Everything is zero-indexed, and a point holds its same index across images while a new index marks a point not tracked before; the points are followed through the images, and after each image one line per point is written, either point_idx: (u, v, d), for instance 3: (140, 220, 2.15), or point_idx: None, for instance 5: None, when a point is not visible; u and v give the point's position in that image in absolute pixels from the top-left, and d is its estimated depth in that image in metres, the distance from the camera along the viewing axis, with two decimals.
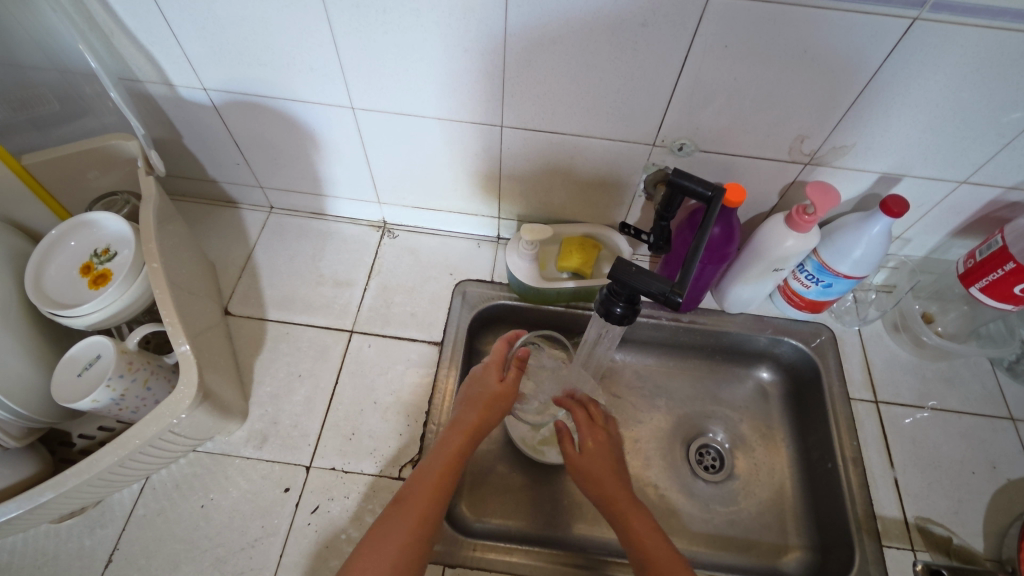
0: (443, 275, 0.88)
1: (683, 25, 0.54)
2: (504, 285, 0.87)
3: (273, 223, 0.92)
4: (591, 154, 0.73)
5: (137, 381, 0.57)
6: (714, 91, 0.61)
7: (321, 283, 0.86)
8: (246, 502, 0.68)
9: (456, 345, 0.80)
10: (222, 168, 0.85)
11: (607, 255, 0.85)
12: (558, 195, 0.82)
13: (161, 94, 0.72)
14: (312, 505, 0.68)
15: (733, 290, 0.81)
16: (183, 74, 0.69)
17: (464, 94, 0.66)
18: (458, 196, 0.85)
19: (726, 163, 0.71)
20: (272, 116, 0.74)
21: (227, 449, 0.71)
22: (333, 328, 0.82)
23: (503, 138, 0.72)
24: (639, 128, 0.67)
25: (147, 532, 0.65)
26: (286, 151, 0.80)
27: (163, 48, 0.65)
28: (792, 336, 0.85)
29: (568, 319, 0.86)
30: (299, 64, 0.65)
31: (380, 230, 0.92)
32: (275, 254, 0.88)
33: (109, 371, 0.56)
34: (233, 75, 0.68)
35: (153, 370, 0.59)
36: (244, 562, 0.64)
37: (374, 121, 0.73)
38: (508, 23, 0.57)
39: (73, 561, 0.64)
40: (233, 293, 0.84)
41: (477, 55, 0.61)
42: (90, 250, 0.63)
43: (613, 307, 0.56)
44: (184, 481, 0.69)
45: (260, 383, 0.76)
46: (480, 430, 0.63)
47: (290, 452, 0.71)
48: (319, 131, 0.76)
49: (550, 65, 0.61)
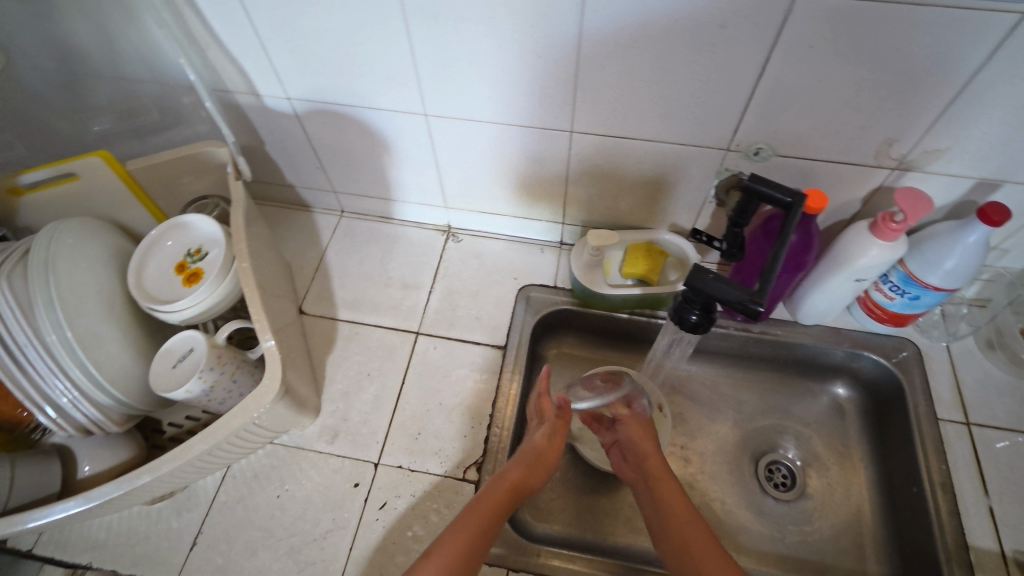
0: (507, 279, 0.88)
1: (766, 26, 0.53)
2: (567, 291, 0.86)
3: (344, 226, 0.95)
4: (661, 159, 0.72)
5: (224, 375, 0.61)
6: (796, 94, 0.59)
7: (389, 285, 0.88)
8: (318, 495, 0.70)
9: (519, 349, 0.80)
10: (299, 173, 0.90)
11: (673, 262, 0.83)
12: (625, 201, 0.81)
13: (248, 104, 0.76)
14: (380, 501, 0.70)
15: (808, 301, 0.78)
16: (269, 84, 0.72)
17: (535, 100, 0.67)
18: (523, 201, 0.85)
19: (806, 168, 0.68)
20: (348, 123, 0.77)
21: (301, 443, 0.74)
22: (401, 329, 0.84)
23: (571, 143, 0.73)
24: (714, 133, 0.66)
25: (228, 518, 0.69)
26: (360, 157, 0.83)
27: (252, 60, 0.69)
28: (873, 350, 0.81)
29: (631, 326, 0.85)
30: (377, 73, 0.67)
31: (445, 234, 0.94)
32: (346, 256, 0.92)
33: (201, 364, 0.59)
34: (314, 84, 0.71)
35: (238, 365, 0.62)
36: (317, 552, 0.66)
37: (445, 127, 0.74)
38: (583, 29, 0.57)
39: (162, 542, 0.68)
40: (307, 293, 0.88)
41: (550, 61, 0.61)
42: (183, 250, 0.67)
43: (688, 315, 0.55)
44: (261, 471, 0.72)
45: (332, 380, 0.79)
46: (524, 483, 0.59)
47: (359, 449, 0.74)
48: (392, 137, 0.78)
49: (623, 69, 0.60)
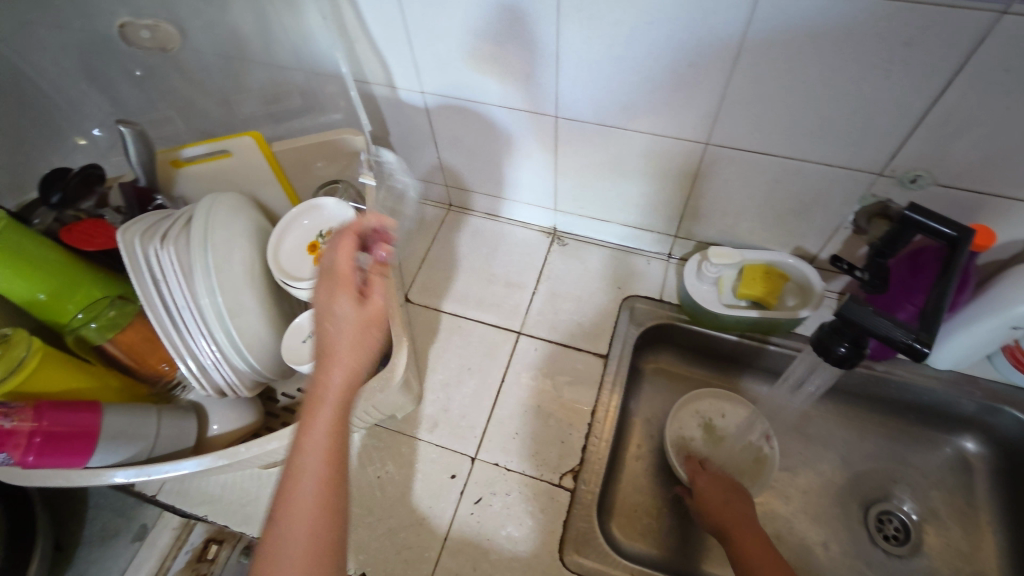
0: (612, 288, 0.87)
1: (957, 46, 0.49)
2: (674, 306, 0.84)
3: (451, 220, 0.97)
4: (800, 179, 0.68)
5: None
6: (976, 120, 0.54)
7: (493, 282, 0.89)
8: (416, 481, 0.72)
9: (621, 361, 0.79)
10: (417, 165, 0.92)
11: (793, 287, 0.79)
12: (748, 220, 0.78)
13: (383, 95, 0.79)
14: (475, 496, 0.70)
15: (945, 346, 0.71)
16: (407, 78, 0.75)
17: (675, 108, 0.65)
18: (638, 211, 0.84)
19: (968, 200, 0.62)
20: (476, 119, 0.78)
21: (402, 428, 0.76)
22: (502, 327, 0.84)
23: (704, 155, 0.70)
24: (868, 155, 0.62)
25: None
26: (479, 154, 0.85)
27: (396, 53, 0.71)
28: (1015, 406, 0.73)
29: (739, 349, 0.81)
30: (516, 71, 0.68)
31: (550, 237, 0.94)
32: (452, 249, 0.93)
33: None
34: (451, 79, 0.72)
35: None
36: (412, 537, 0.68)
37: (573, 129, 0.74)
38: (745, 38, 0.55)
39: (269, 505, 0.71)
40: (413, 282, 0.90)
41: (702, 68, 0.59)
42: (318, 231, 0.70)
43: (836, 347, 0.52)
44: (363, 450, 0.74)
45: (433, 370, 0.81)
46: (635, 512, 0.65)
47: (457, 441, 0.74)
48: (516, 136, 0.79)
49: (779, 82, 0.58)
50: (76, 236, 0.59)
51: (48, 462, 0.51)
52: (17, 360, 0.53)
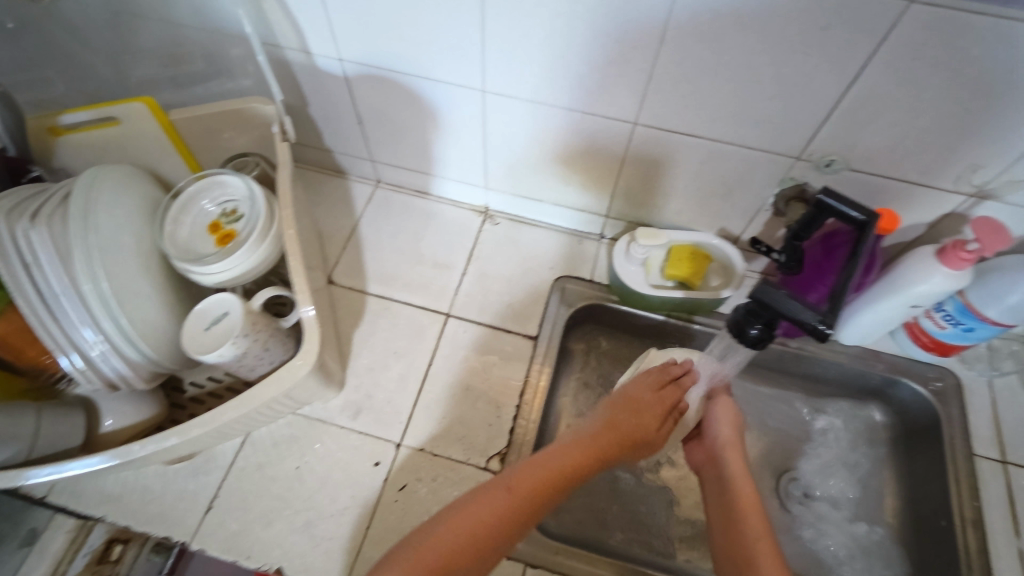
0: (543, 268, 0.86)
1: (869, 33, 0.50)
2: (604, 286, 0.84)
3: (379, 197, 0.92)
4: (724, 161, 0.69)
5: (258, 342, 0.59)
6: (884, 107, 0.56)
7: (421, 263, 0.86)
8: (338, 470, 0.69)
9: (550, 341, 0.79)
10: (339, 139, 0.87)
11: (717, 268, 0.81)
12: (675, 200, 0.78)
13: (298, 62, 0.73)
14: (400, 483, 0.69)
15: (855, 322, 0.75)
16: (322, 43, 0.69)
17: (604, 87, 0.64)
18: (569, 189, 0.83)
19: (876, 184, 0.65)
20: (400, 91, 0.74)
21: (323, 416, 0.73)
22: (430, 309, 0.82)
23: (632, 135, 0.70)
24: (787, 139, 0.63)
25: (245, 485, 0.68)
26: (406, 128, 0.80)
27: (309, 16, 0.65)
28: (912, 378, 0.78)
29: (666, 329, 0.83)
30: (440, 42, 0.64)
31: (482, 216, 0.91)
32: (379, 228, 0.89)
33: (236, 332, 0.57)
34: (370, 48, 0.67)
35: (270, 334, 0.60)
36: (333, 528, 0.66)
37: (501, 105, 0.71)
38: (670, 18, 0.54)
39: (177, 502, 0.67)
40: (337, 262, 0.85)
41: (630, 47, 0.58)
42: (219, 210, 0.65)
43: (749, 328, 0.53)
44: (281, 440, 0.71)
45: (357, 354, 0.78)
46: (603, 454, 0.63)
47: (381, 428, 0.72)
48: (444, 111, 0.75)
49: (704, 63, 0.57)
50: None
51: None
52: None
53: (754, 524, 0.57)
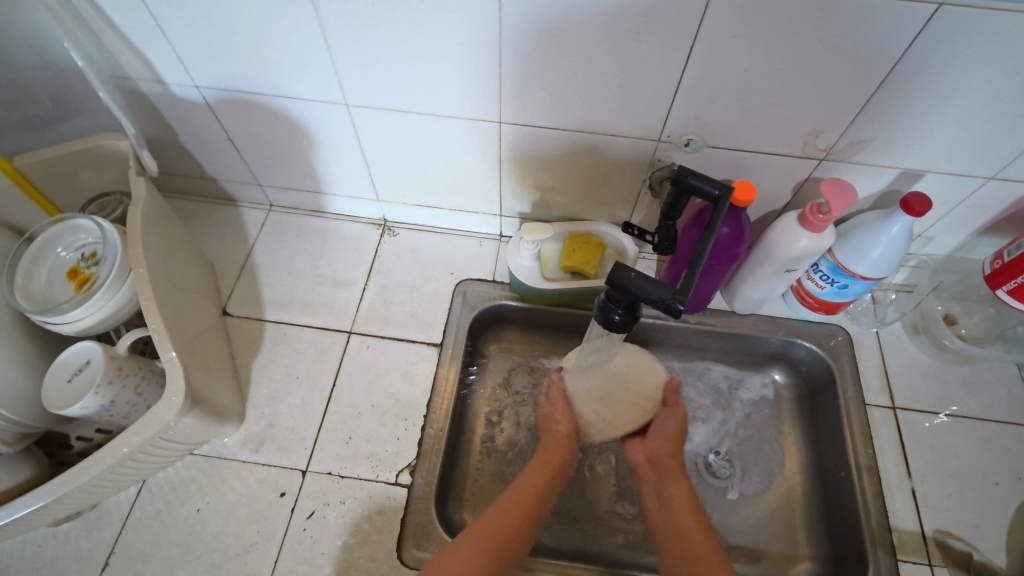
0: (444, 274, 0.86)
1: (687, 15, 0.51)
2: (506, 285, 0.84)
3: (272, 221, 0.90)
4: (594, 150, 0.70)
5: (128, 386, 0.57)
6: (723, 84, 0.58)
7: (320, 283, 0.84)
8: (242, 506, 0.67)
9: (455, 346, 0.78)
10: (220, 167, 0.84)
11: (613, 254, 0.81)
12: (561, 193, 0.79)
13: (154, 92, 0.71)
14: (308, 510, 0.67)
15: (745, 291, 0.78)
16: (173, 71, 0.67)
17: (462, 90, 0.64)
18: (458, 193, 0.83)
19: (736, 159, 0.68)
20: (266, 113, 0.72)
21: (224, 452, 0.71)
22: (331, 329, 0.80)
23: (502, 134, 0.70)
24: (645, 123, 0.64)
25: (143, 536, 0.65)
26: (283, 149, 0.79)
27: (151, 45, 0.63)
28: (806, 338, 0.81)
29: (572, 320, 0.83)
30: (289, 60, 0.63)
31: (380, 228, 0.90)
32: (274, 253, 0.87)
33: (99, 378, 0.55)
34: (223, 71, 0.66)
35: (137, 375, 0.58)
36: (239, 567, 0.64)
37: (369, 117, 0.70)
38: (503, 18, 0.54)
39: (71, 564, 0.64)
40: (231, 292, 0.83)
41: (474, 49, 0.58)
42: (77, 256, 0.62)
43: (612, 316, 0.54)
44: (180, 484, 0.68)
45: (257, 385, 0.76)
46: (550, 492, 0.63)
47: (286, 456, 0.71)
48: (315, 128, 0.74)
49: (547, 58, 0.58)
50: None
51: None
52: None
53: (678, 490, 0.63)
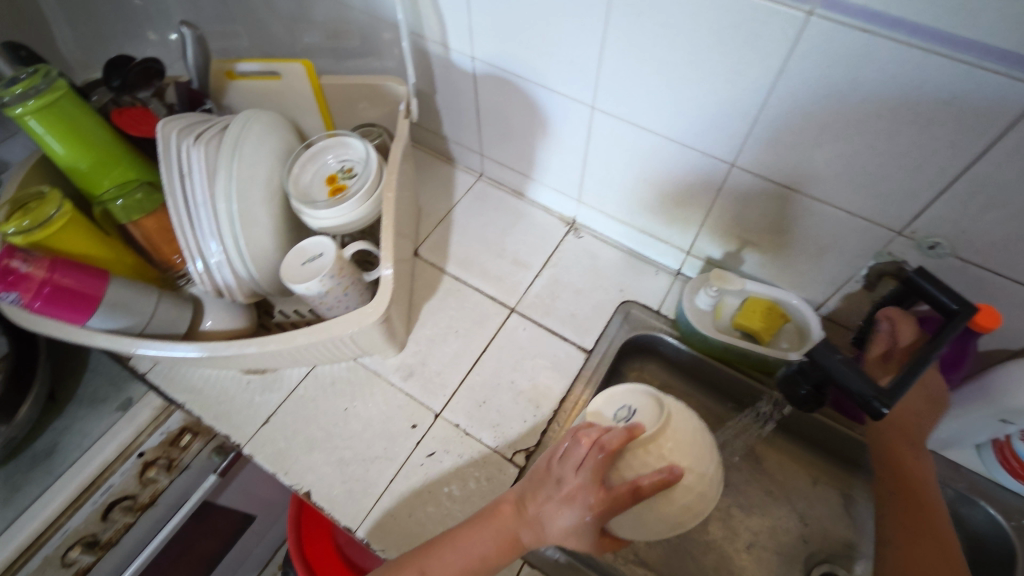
0: (613, 288, 0.87)
1: (998, 115, 0.47)
2: (670, 320, 0.83)
3: (478, 189, 0.99)
4: (820, 221, 0.67)
5: (343, 283, 0.66)
6: (1004, 197, 0.52)
7: (501, 257, 0.90)
8: (380, 421, 0.75)
9: (603, 358, 0.80)
10: (457, 129, 0.94)
11: (791, 328, 0.77)
12: (761, 253, 0.77)
13: (437, 53, 0.81)
14: (429, 449, 0.73)
15: (936, 424, 0.69)
16: (461, 41, 0.76)
17: (709, 126, 0.65)
18: (656, 219, 0.83)
19: (985, 281, 0.61)
20: (519, 96, 0.79)
21: (379, 370, 0.79)
22: (498, 301, 0.86)
23: (729, 177, 0.70)
24: (891, 209, 0.60)
25: (298, 411, 0.75)
26: (515, 130, 0.86)
27: (454, 14, 0.73)
28: (991, 503, 0.70)
29: (724, 377, 0.80)
30: (562, 56, 0.69)
31: (568, 226, 0.94)
32: (472, 217, 0.95)
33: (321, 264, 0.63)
34: (501, 51, 0.74)
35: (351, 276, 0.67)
36: (361, 471, 0.71)
37: (607, 125, 0.74)
38: (787, 67, 0.54)
39: (242, 410, 0.75)
40: (427, 239, 0.93)
41: (741, 90, 0.59)
42: (337, 167, 0.74)
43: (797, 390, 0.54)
44: (339, 381, 0.78)
45: (422, 324, 0.83)
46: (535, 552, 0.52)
47: (427, 394, 0.77)
48: (553, 120, 0.79)
49: (814, 116, 0.57)
50: (126, 120, 0.66)
51: (51, 312, 0.57)
52: (46, 217, 0.59)
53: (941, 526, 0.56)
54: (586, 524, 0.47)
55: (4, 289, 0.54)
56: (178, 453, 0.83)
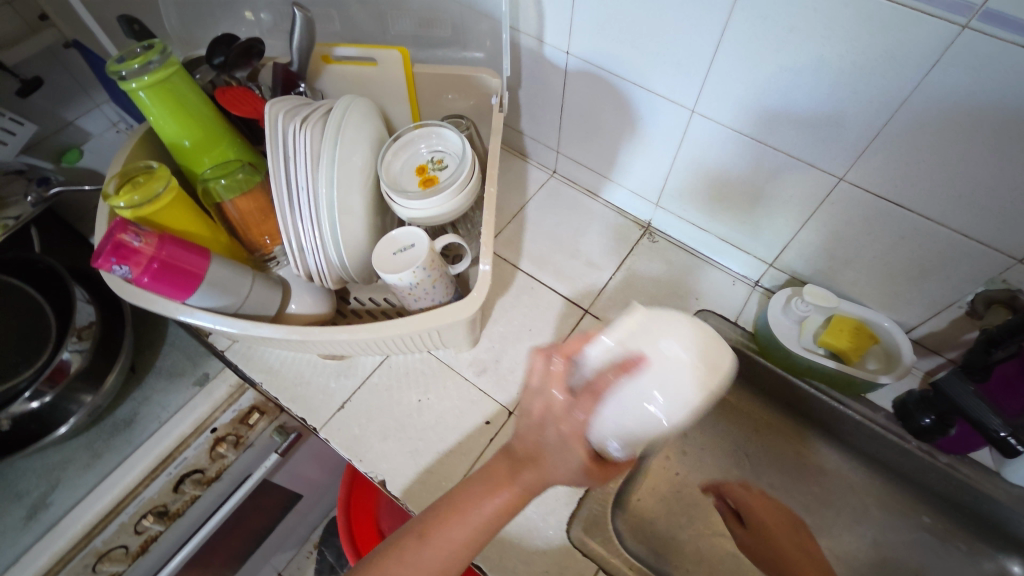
0: (688, 296, 0.85)
1: None
2: (747, 333, 0.81)
3: (551, 186, 0.97)
4: (929, 242, 0.64)
5: (436, 274, 0.66)
6: None
7: (575, 257, 0.89)
8: (453, 415, 0.74)
9: None
10: (536, 124, 0.92)
11: (879, 350, 0.75)
12: (854, 270, 0.74)
13: (529, 47, 0.80)
14: (502, 447, 0.72)
15: None
16: (558, 35, 0.75)
17: (821, 136, 0.63)
18: (741, 228, 0.81)
19: None
20: (611, 94, 0.77)
21: (452, 364, 0.78)
22: (572, 301, 0.85)
23: (833, 190, 0.67)
24: (1015, 235, 0.58)
25: (372, 399, 0.75)
26: (599, 128, 0.84)
27: (556, 8, 0.72)
28: None
29: (802, 394, 0.78)
30: (668, 56, 0.67)
31: (643, 230, 0.92)
32: (545, 215, 0.94)
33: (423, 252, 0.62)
34: (600, 48, 0.72)
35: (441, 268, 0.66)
36: (435, 463, 0.71)
37: (704, 129, 0.72)
38: (925, 79, 0.52)
39: (318, 394, 0.76)
40: (500, 234, 0.92)
41: (866, 100, 0.57)
42: (426, 157, 0.73)
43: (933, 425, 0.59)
44: (412, 372, 0.77)
45: (495, 320, 0.83)
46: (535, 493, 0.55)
47: (500, 392, 0.76)
48: (644, 120, 0.77)
49: (946, 132, 0.54)
50: (228, 98, 0.66)
51: (156, 288, 0.57)
52: (153, 193, 0.59)
53: None
54: (610, 451, 0.51)
55: (118, 261, 0.54)
56: (246, 431, 0.81)
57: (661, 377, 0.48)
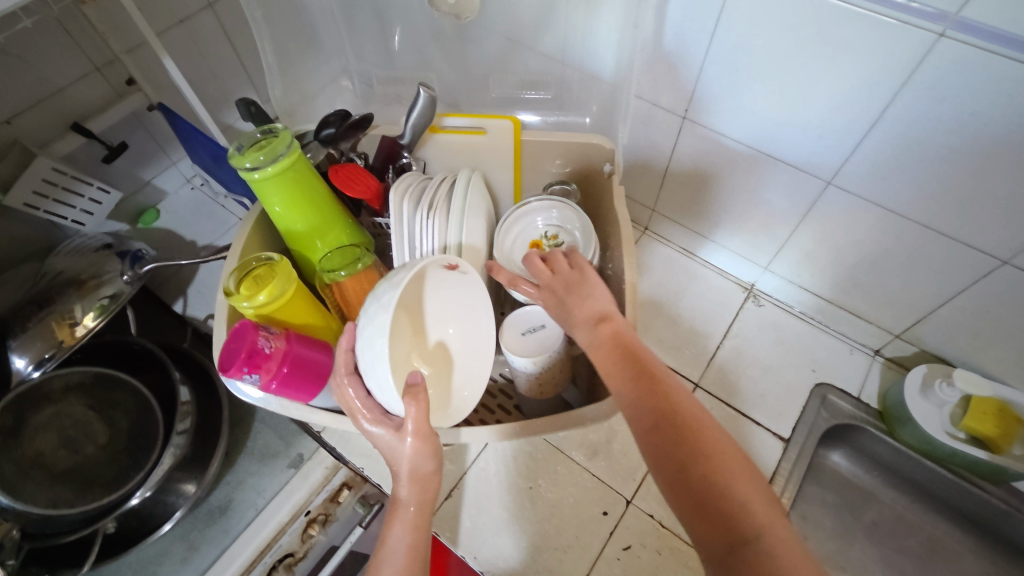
0: (804, 367, 0.80)
1: None
2: (873, 410, 0.76)
3: (644, 244, 0.93)
4: None
5: (443, 371, 0.60)
6: None
7: (678, 323, 0.85)
8: (568, 505, 0.70)
9: (803, 450, 0.74)
10: (632, 183, 0.88)
11: None
12: (1000, 351, 0.68)
13: (637, 108, 0.76)
14: (624, 542, 0.68)
15: None
16: (676, 100, 0.70)
17: (986, 217, 0.58)
18: (865, 298, 0.76)
19: None
20: (728, 159, 0.73)
21: (561, 446, 0.74)
22: (680, 374, 0.80)
23: (990, 272, 0.62)
24: None
25: (481, 487, 0.71)
26: (708, 191, 0.79)
27: (677, 75, 0.67)
28: None
29: (937, 479, 0.73)
30: (807, 128, 0.62)
31: (747, 292, 0.87)
32: (641, 276, 0.90)
33: (479, 326, 0.60)
34: (725, 115, 0.68)
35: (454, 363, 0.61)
36: (555, 561, 0.66)
37: (839, 201, 0.67)
38: None
39: None
40: None
41: None
42: (538, 232, 0.70)
43: None
44: (520, 456, 0.73)
45: None
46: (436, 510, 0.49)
47: (615, 478, 0.72)
48: (765, 187, 0.72)
49: None
50: (342, 177, 0.62)
51: (283, 392, 0.53)
52: (277, 290, 0.55)
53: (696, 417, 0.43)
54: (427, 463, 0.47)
55: (249, 370, 0.51)
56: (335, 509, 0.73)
57: (370, 350, 0.48)
